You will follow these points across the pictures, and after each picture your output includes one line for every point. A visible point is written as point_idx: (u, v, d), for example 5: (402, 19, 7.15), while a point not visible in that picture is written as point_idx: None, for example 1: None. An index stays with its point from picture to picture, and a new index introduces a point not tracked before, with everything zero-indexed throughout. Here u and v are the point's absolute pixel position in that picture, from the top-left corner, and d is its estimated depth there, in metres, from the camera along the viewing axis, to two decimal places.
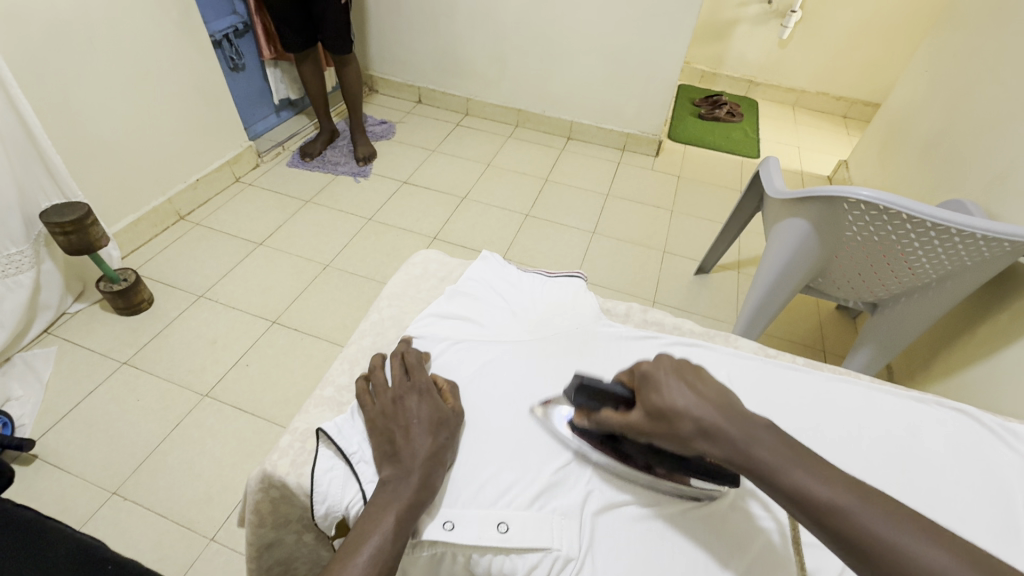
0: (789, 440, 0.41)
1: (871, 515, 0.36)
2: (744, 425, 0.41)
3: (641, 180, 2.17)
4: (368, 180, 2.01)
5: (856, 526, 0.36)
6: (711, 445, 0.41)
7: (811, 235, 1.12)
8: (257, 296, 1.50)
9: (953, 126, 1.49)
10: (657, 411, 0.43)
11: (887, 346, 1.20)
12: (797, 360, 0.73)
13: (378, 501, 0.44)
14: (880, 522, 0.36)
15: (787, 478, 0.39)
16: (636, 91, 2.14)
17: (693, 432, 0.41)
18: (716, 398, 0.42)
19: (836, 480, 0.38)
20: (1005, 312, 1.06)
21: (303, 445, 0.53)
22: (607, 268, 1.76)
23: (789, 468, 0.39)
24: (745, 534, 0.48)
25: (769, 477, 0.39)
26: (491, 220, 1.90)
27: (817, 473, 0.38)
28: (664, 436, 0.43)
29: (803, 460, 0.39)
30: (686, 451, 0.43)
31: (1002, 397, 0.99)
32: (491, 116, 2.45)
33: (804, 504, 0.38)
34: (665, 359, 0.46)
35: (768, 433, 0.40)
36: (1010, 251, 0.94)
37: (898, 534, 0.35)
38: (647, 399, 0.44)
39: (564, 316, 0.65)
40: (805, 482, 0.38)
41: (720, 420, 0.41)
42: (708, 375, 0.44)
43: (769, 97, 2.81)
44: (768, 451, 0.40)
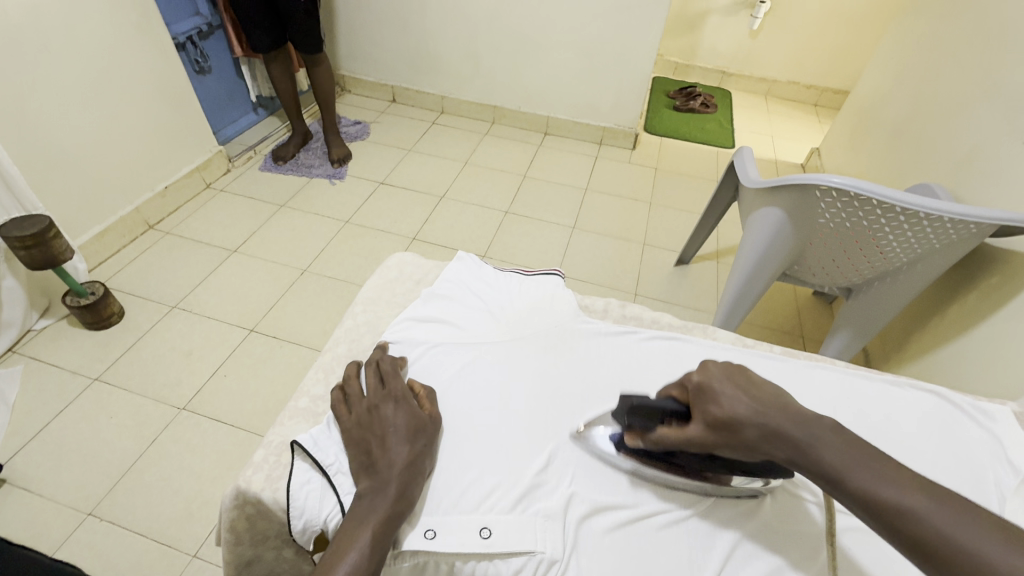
0: (852, 439, 0.41)
1: (935, 514, 0.36)
2: (806, 426, 0.42)
3: (618, 174, 2.18)
4: (344, 182, 1.98)
5: (920, 527, 0.36)
6: (779, 449, 0.42)
7: (786, 223, 1.13)
8: (233, 304, 1.47)
9: (920, 111, 1.52)
10: (719, 422, 0.44)
11: (864, 330, 1.22)
12: (775, 348, 0.73)
13: (356, 516, 0.43)
14: (947, 524, 0.35)
15: (852, 481, 0.39)
16: (611, 85, 2.14)
17: (758, 437, 0.43)
18: (773, 402, 0.44)
19: (898, 479, 0.38)
20: (974, 291, 1.09)
21: (278, 459, 0.51)
22: (588, 262, 1.76)
23: (854, 469, 0.39)
24: (787, 526, 0.49)
25: (835, 477, 0.40)
26: (470, 218, 1.89)
27: (879, 473, 0.39)
28: (728, 444, 0.44)
29: (865, 460, 0.40)
30: (752, 458, 0.44)
31: (975, 374, 1.02)
32: (466, 113, 2.43)
33: (872, 505, 0.38)
34: (716, 370, 0.47)
35: (833, 435, 0.41)
36: (976, 232, 0.97)
37: (967, 536, 0.35)
38: (707, 410, 0.45)
39: (542, 314, 0.65)
40: (867, 483, 0.39)
41: (783, 424, 0.42)
42: (761, 381, 0.46)
43: (741, 87, 2.85)
44: (833, 453, 0.40)
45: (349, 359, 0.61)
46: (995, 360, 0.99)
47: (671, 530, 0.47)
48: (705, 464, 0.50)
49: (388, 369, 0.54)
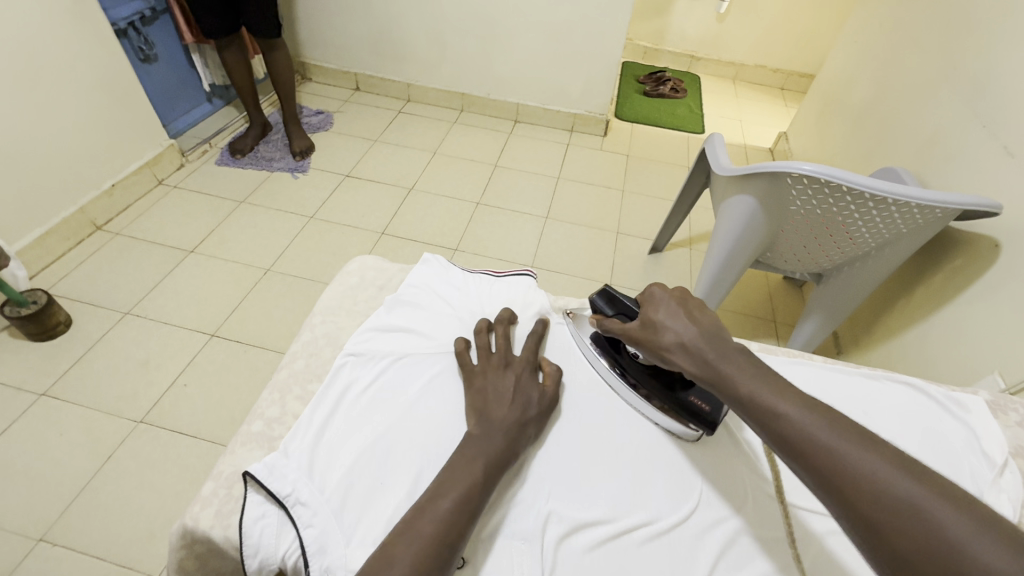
0: (758, 362, 0.44)
1: (808, 418, 0.39)
2: (718, 344, 0.46)
3: (590, 161, 2.16)
4: (307, 175, 1.89)
5: (790, 427, 0.39)
6: (685, 356, 0.47)
7: (758, 211, 1.13)
8: (192, 309, 1.39)
9: (883, 95, 1.54)
10: (648, 322, 0.50)
11: (833, 315, 1.24)
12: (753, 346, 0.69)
13: (465, 454, 0.45)
14: (818, 426, 0.39)
15: (742, 388, 0.43)
16: (581, 69, 2.10)
17: (671, 342, 0.48)
18: (703, 323, 0.48)
19: (788, 392, 0.41)
20: (938, 273, 1.12)
21: (229, 492, 0.47)
22: (562, 252, 1.74)
23: (746, 378, 0.43)
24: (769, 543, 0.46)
25: (727, 385, 0.44)
26: (441, 211, 1.84)
27: (767, 385, 0.42)
28: (648, 345, 0.50)
29: (758, 374, 0.43)
30: (665, 365, 0.49)
31: (942, 357, 1.04)
32: (434, 102, 2.36)
33: (753, 406, 0.42)
34: (677, 290, 0.52)
35: (740, 354, 0.44)
36: (941, 216, 0.98)
37: (829, 436, 0.38)
38: (645, 312, 0.52)
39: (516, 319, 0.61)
40: (756, 390, 0.42)
41: (696, 338, 0.47)
42: (704, 311, 0.49)
43: (710, 71, 2.85)
44: (734, 366, 0.44)
45: (307, 377, 0.56)
46: (958, 342, 1.01)
47: (653, 546, 0.44)
48: (648, 403, 0.53)
49: (507, 331, 0.57)
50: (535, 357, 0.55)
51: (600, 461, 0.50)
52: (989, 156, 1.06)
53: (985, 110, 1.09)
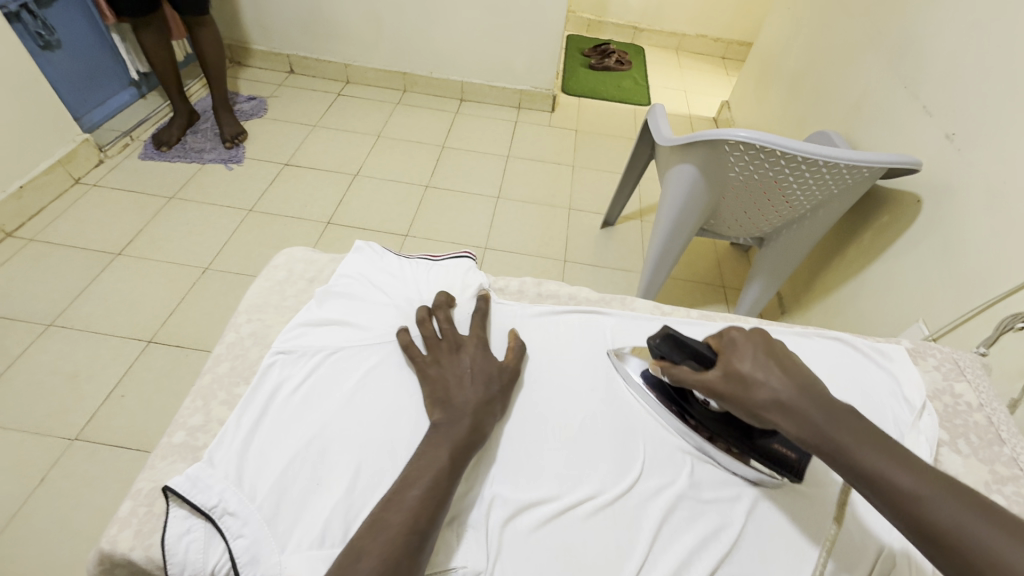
0: (874, 430, 0.43)
1: (945, 504, 0.38)
2: (824, 406, 0.43)
3: (539, 138, 2.14)
4: (243, 166, 1.79)
5: (926, 514, 0.38)
6: (787, 419, 0.44)
7: (699, 180, 1.14)
8: (124, 315, 1.30)
9: (815, 61, 1.58)
10: (737, 374, 0.46)
11: (775, 276, 1.29)
12: (692, 312, 0.65)
13: None
14: (959, 514, 0.37)
15: (864, 460, 0.41)
16: (524, 43, 2.06)
17: (769, 403, 0.44)
18: (800, 379, 0.45)
19: (920, 473, 0.40)
20: (868, 232, 1.17)
21: (150, 510, 0.44)
22: (516, 232, 1.73)
23: (867, 451, 0.41)
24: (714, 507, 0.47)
25: (845, 457, 0.42)
26: (388, 196, 1.79)
27: (891, 459, 0.40)
28: (736, 399, 0.46)
29: (875, 444, 0.41)
30: (757, 422, 0.46)
31: (875, 310, 1.10)
32: (375, 82, 2.27)
33: (877, 481, 0.40)
34: (759, 334, 0.48)
35: (852, 419, 0.42)
36: (868, 174, 1.02)
37: (968, 523, 0.36)
38: (729, 362, 0.47)
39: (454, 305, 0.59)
40: (879, 463, 0.40)
41: (796, 398, 0.44)
42: (795, 365, 0.46)
43: (653, 43, 2.86)
44: (849, 433, 0.42)
45: (233, 380, 0.53)
46: (889, 296, 1.07)
47: (599, 519, 0.44)
48: (719, 449, 0.49)
49: (447, 314, 0.55)
50: (486, 337, 0.54)
51: (545, 438, 0.49)
52: (911, 116, 1.10)
53: (906, 73, 1.14)
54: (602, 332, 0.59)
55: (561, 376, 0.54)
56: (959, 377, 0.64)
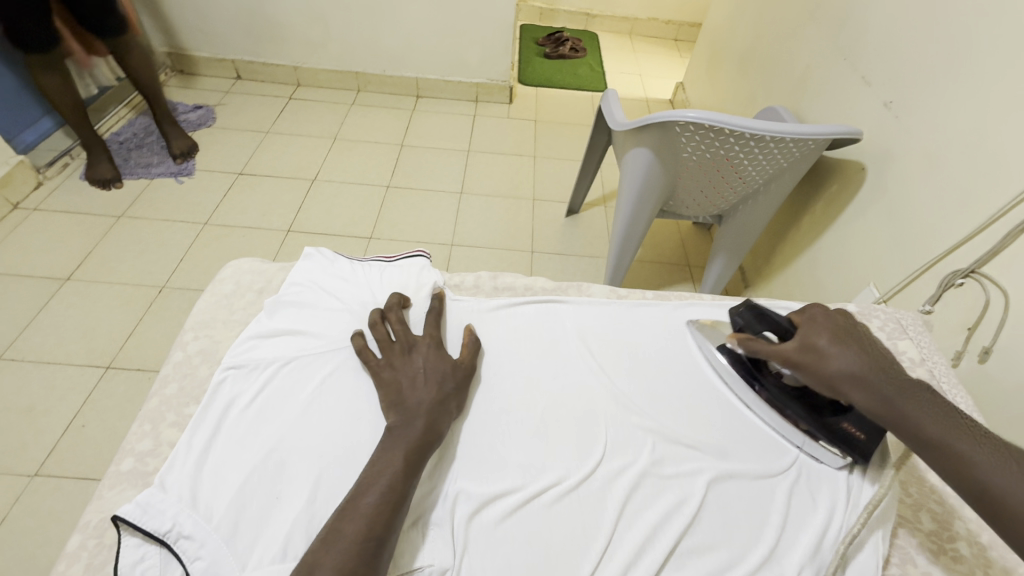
0: (945, 408, 0.44)
1: (1006, 474, 0.39)
2: (896, 380, 0.45)
3: (499, 131, 2.13)
4: (194, 178, 1.73)
5: (982, 480, 0.39)
6: (858, 391, 0.46)
7: (654, 162, 1.15)
8: (77, 342, 1.25)
9: (761, 38, 1.62)
10: (813, 346, 0.48)
11: (735, 252, 1.33)
12: (646, 293, 0.66)
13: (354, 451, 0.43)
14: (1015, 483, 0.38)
15: (924, 428, 0.43)
16: (476, 36, 2.04)
17: (842, 372, 0.46)
18: (874, 355, 0.47)
19: (987, 447, 0.40)
20: (819, 202, 1.21)
21: (100, 542, 0.43)
22: (482, 226, 1.73)
23: (929, 422, 0.43)
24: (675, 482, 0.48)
25: (907, 425, 0.44)
26: (349, 199, 1.76)
27: (955, 431, 0.42)
28: (810, 370, 0.49)
29: (942, 417, 0.43)
30: (828, 392, 0.48)
31: (831, 277, 1.14)
32: (327, 84, 2.22)
33: (938, 449, 0.42)
34: (839, 314, 0.50)
35: (921, 393, 0.44)
36: (813, 146, 1.05)
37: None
38: (806, 335, 0.50)
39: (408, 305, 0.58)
40: (942, 434, 0.42)
41: (869, 371, 0.46)
42: (870, 343, 0.48)
43: (606, 28, 2.88)
44: (915, 405, 0.44)
45: (182, 401, 0.52)
46: (843, 262, 1.11)
47: (562, 504, 0.45)
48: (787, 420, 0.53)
49: (401, 316, 0.54)
50: (440, 336, 0.54)
51: (504, 431, 0.49)
52: (851, 87, 1.14)
53: (845, 45, 1.17)
54: (559, 321, 0.59)
55: (519, 367, 0.55)
56: (901, 335, 0.67)
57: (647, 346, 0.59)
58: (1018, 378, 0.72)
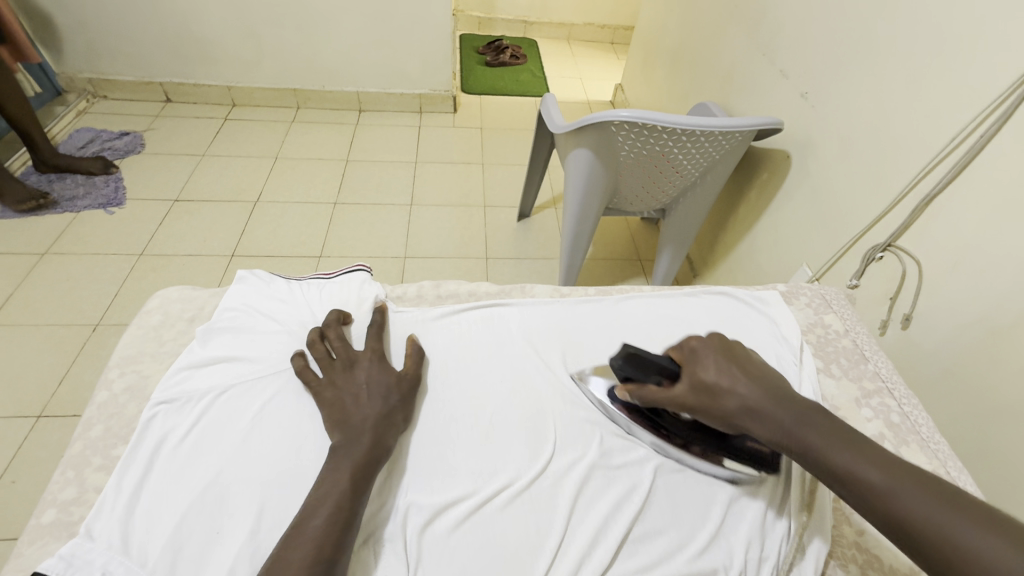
0: (840, 427, 0.43)
1: (911, 495, 0.38)
2: (789, 406, 0.45)
3: (445, 140, 2.13)
4: (125, 208, 1.65)
5: (897, 507, 0.38)
6: (757, 425, 0.45)
7: (594, 162, 1.18)
8: (3, 391, 1.16)
9: (689, 37, 1.69)
10: (705, 383, 0.48)
11: (681, 243, 1.38)
12: (590, 289, 0.68)
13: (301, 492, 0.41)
14: (927, 507, 0.37)
15: (830, 457, 0.42)
16: (414, 47, 2.04)
17: (739, 409, 0.46)
18: (761, 381, 0.47)
19: (881, 462, 0.40)
20: (752, 189, 1.27)
21: None
22: (435, 237, 1.72)
23: (831, 449, 0.42)
24: (624, 470, 0.49)
25: (813, 455, 0.43)
26: (295, 219, 1.72)
27: (855, 455, 0.41)
28: (707, 410, 0.47)
29: (836, 442, 0.42)
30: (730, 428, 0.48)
31: (770, 260, 1.20)
32: (264, 102, 2.16)
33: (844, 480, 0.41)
34: (716, 341, 0.51)
35: (815, 419, 0.44)
36: (741, 136, 1.10)
37: (951, 520, 0.36)
38: (694, 372, 0.49)
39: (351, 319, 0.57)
40: (843, 462, 0.41)
41: (764, 402, 0.46)
42: (755, 367, 0.48)
43: (544, 35, 2.93)
44: (816, 433, 0.43)
45: (109, 443, 0.49)
46: (778, 245, 1.17)
47: (515, 505, 0.45)
48: (694, 456, 0.50)
49: (341, 332, 0.53)
50: (384, 349, 0.53)
51: (451, 436, 0.49)
52: (771, 80, 1.21)
53: (763, 40, 1.24)
54: (504, 324, 0.60)
55: (464, 374, 0.54)
56: (827, 309, 0.71)
57: (592, 340, 0.60)
58: (937, 340, 0.78)
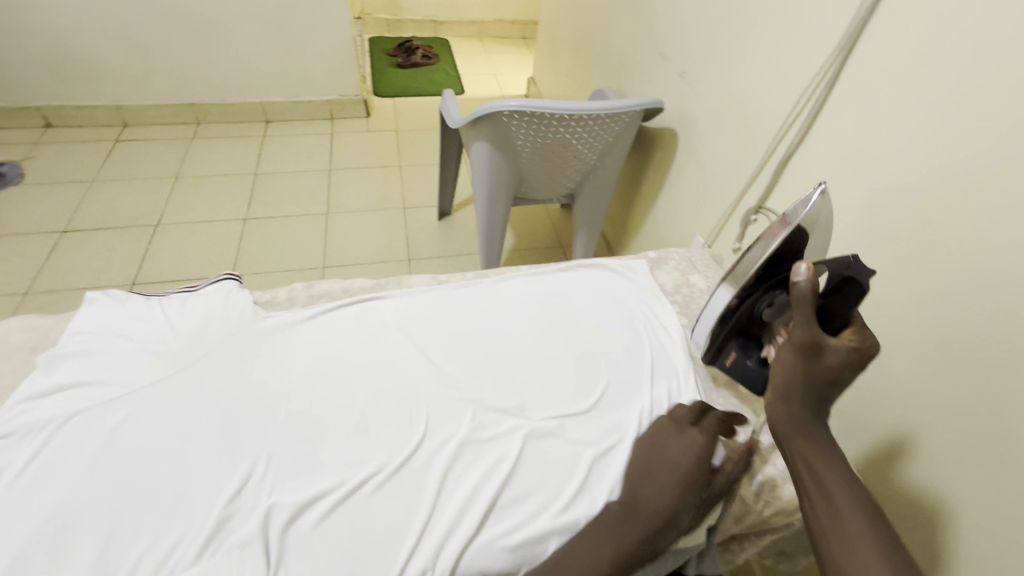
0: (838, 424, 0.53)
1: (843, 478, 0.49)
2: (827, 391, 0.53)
3: (359, 146, 2.09)
4: (5, 245, 1.52)
5: (824, 473, 0.49)
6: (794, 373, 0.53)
7: (492, 154, 1.20)
8: None
9: (586, 27, 1.74)
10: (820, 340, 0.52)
11: (592, 226, 1.43)
12: (468, 275, 0.70)
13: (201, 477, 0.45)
14: (845, 492, 0.48)
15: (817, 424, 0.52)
16: (316, 52, 1.99)
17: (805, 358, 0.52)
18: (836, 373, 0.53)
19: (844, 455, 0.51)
20: (650, 168, 1.33)
21: None
22: (355, 244, 1.69)
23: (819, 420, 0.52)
24: (495, 444, 0.51)
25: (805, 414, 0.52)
26: (202, 239, 1.64)
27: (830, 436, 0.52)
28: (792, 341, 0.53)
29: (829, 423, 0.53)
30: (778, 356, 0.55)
31: (671, 235, 1.27)
32: (160, 120, 2.04)
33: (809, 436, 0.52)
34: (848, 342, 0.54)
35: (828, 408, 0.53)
36: (624, 119, 1.15)
37: (852, 507, 0.47)
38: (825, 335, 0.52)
39: (213, 330, 0.56)
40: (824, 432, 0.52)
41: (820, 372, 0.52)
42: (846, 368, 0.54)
43: (456, 33, 2.93)
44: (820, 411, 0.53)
45: None
46: (675, 221, 1.24)
47: (382, 492, 0.46)
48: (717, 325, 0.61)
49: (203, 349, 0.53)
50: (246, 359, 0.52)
51: (322, 430, 0.49)
52: (655, 63, 1.27)
53: (645, 26, 1.30)
54: (375, 317, 0.60)
55: (334, 370, 0.54)
56: (691, 270, 0.76)
57: (467, 323, 0.61)
58: None
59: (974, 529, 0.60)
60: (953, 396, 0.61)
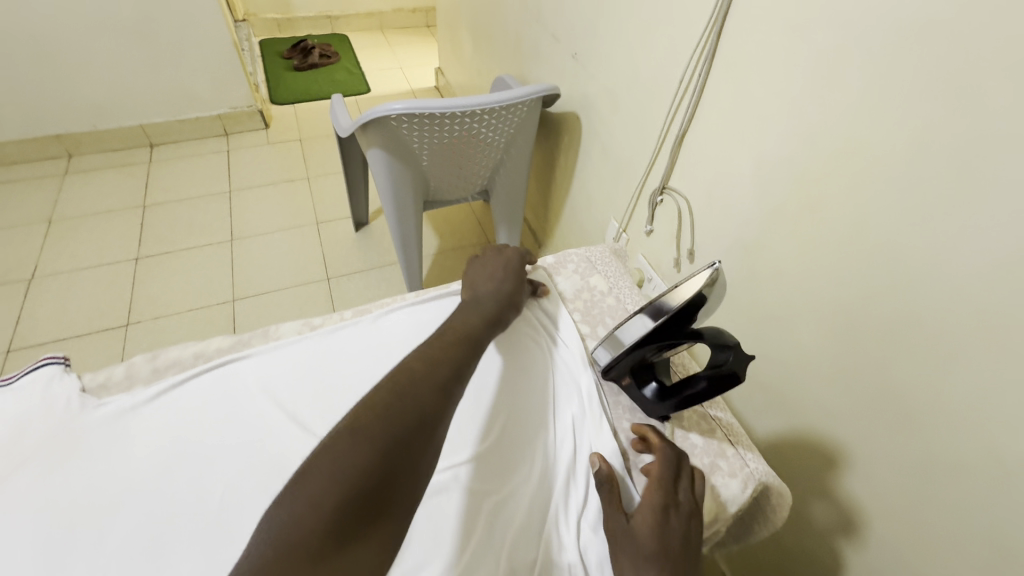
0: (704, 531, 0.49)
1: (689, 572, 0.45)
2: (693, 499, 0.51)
3: (260, 160, 1.93)
4: None
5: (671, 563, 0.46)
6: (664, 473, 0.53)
7: (389, 161, 1.11)
8: None
9: (481, 11, 1.66)
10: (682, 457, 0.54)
11: (512, 218, 1.38)
12: (344, 313, 0.66)
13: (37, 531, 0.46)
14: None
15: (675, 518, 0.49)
16: (193, 64, 1.81)
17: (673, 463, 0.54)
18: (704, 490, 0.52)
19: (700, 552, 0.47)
20: (560, 155, 1.30)
21: None
22: (267, 269, 1.56)
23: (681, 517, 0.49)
24: None
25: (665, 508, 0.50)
26: (88, 288, 1.47)
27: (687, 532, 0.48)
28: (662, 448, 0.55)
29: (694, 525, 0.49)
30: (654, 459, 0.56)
31: (588, 222, 1.24)
32: (22, 157, 1.80)
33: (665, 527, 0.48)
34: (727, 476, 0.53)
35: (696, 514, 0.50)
36: (521, 107, 1.09)
37: None
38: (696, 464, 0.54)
39: (40, 434, 0.51)
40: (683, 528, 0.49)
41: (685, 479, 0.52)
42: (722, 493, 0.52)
43: (355, 28, 2.77)
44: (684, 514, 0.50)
45: None
46: (589, 208, 1.21)
47: None
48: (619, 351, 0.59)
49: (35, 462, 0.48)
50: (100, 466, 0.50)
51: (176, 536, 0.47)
52: (548, 45, 1.22)
53: (533, 8, 1.24)
54: (241, 388, 0.57)
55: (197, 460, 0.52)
56: (591, 271, 0.74)
57: (343, 379, 0.59)
58: None
59: (886, 487, 0.63)
60: (854, 362, 0.63)
